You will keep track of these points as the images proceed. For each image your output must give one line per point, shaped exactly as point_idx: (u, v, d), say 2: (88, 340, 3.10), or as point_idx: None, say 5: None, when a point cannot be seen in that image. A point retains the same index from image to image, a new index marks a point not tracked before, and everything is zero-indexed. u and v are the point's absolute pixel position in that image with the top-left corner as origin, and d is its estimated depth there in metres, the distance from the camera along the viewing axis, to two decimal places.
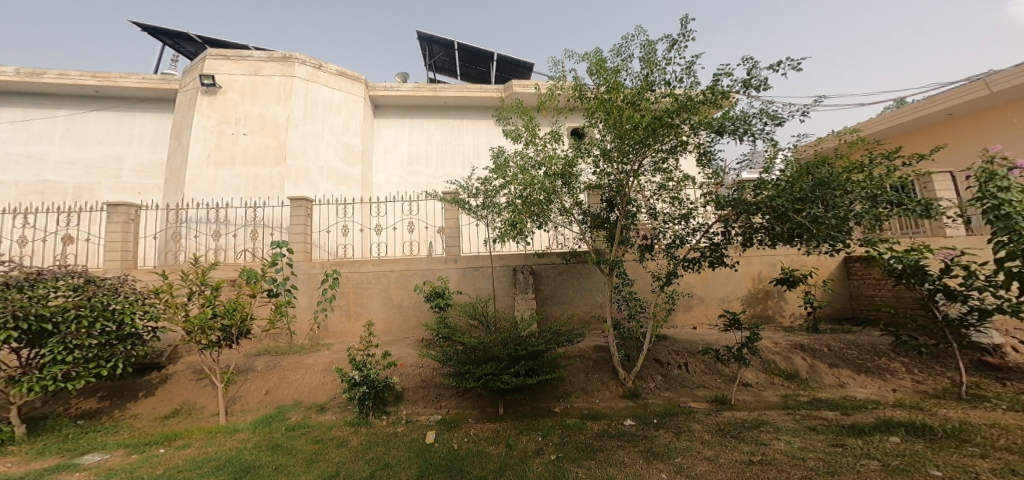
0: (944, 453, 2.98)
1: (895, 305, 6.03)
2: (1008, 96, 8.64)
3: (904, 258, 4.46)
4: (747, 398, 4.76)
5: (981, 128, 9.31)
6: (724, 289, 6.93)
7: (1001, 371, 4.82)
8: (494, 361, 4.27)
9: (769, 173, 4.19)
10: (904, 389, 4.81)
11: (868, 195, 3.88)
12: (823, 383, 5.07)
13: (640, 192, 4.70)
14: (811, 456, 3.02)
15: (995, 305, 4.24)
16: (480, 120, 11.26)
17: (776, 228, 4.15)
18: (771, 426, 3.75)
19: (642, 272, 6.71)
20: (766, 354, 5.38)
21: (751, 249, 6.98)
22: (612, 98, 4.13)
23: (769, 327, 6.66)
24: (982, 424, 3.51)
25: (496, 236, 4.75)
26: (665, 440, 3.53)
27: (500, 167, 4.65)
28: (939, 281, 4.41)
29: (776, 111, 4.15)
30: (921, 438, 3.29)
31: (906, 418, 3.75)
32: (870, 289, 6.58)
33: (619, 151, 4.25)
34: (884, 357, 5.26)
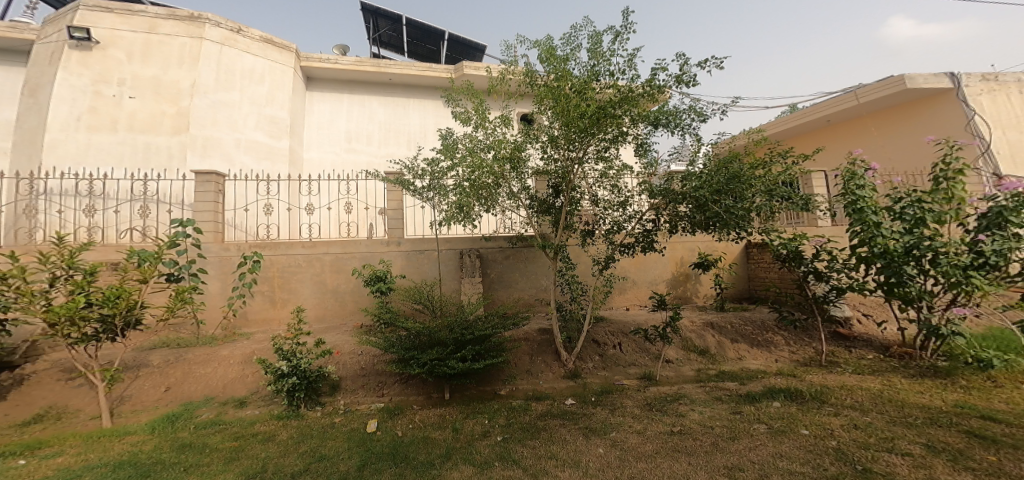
0: (810, 413, 3.56)
1: (780, 286, 7.02)
2: (870, 108, 10.26)
3: (788, 245, 5.17)
4: (669, 374, 5.26)
5: (849, 135, 11.00)
6: (653, 273, 7.50)
7: (848, 339, 5.85)
8: (439, 346, 4.21)
9: (694, 166, 4.58)
10: (783, 359, 5.66)
11: (765, 190, 4.41)
12: (726, 356, 5.76)
13: (584, 179, 4.85)
14: (718, 424, 3.43)
15: (849, 284, 5.09)
16: (428, 100, 10.74)
17: (696, 217, 4.58)
18: (687, 398, 4.19)
19: (583, 257, 7.04)
20: (685, 332, 5.96)
21: (676, 236, 7.61)
22: (560, 86, 4.21)
23: (688, 307, 7.39)
24: (834, 386, 4.25)
25: (441, 220, 4.64)
26: (601, 417, 3.78)
27: (448, 148, 4.51)
28: (811, 265, 5.20)
29: (702, 108, 4.50)
30: (796, 402, 3.89)
31: (785, 384, 4.43)
32: (763, 271, 7.52)
33: (565, 139, 4.36)
34: (769, 331, 6.10)
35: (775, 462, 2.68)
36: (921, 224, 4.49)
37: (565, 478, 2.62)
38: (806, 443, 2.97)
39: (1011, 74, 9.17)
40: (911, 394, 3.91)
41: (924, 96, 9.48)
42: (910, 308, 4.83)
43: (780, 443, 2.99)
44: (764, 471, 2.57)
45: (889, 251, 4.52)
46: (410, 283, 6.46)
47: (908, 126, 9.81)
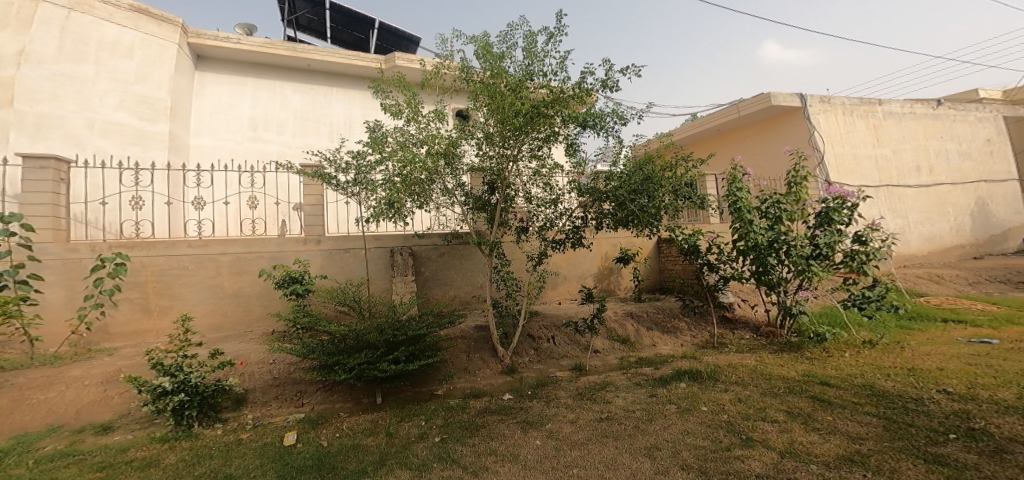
0: (708, 391, 4.03)
1: (683, 276, 7.83)
2: (747, 122, 11.87)
3: (688, 240, 5.81)
4: (597, 363, 5.57)
5: (734, 143, 12.64)
6: (582, 268, 7.88)
7: (732, 322, 6.72)
8: (369, 349, 3.99)
9: (616, 166, 4.84)
10: (687, 343, 6.33)
11: (671, 190, 4.90)
12: (643, 343, 6.27)
13: (520, 176, 4.90)
14: (638, 408, 3.72)
15: (731, 274, 5.86)
16: (354, 90, 10.08)
17: (618, 214, 4.92)
18: (611, 385, 4.47)
19: (518, 253, 7.15)
20: (609, 323, 6.36)
21: (602, 232, 8.08)
22: (495, 83, 4.23)
23: (612, 299, 7.90)
24: (725, 365, 4.87)
25: (369, 216, 4.35)
26: (537, 409, 3.87)
27: (376, 141, 4.29)
28: (705, 257, 5.89)
29: (623, 112, 4.81)
30: (697, 381, 4.37)
31: (689, 366, 4.95)
32: (671, 264, 8.32)
33: (500, 136, 4.38)
34: (676, 318, 6.78)
35: (685, 439, 2.98)
36: (778, 221, 5.33)
37: (505, 472, 2.65)
38: (706, 419, 3.35)
39: (837, 98, 11.09)
40: (776, 368, 4.62)
41: (783, 114, 11.13)
42: (775, 293, 5.69)
43: (687, 420, 3.34)
44: (676, 449, 2.84)
45: (758, 244, 5.31)
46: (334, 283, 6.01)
47: (773, 138, 11.46)
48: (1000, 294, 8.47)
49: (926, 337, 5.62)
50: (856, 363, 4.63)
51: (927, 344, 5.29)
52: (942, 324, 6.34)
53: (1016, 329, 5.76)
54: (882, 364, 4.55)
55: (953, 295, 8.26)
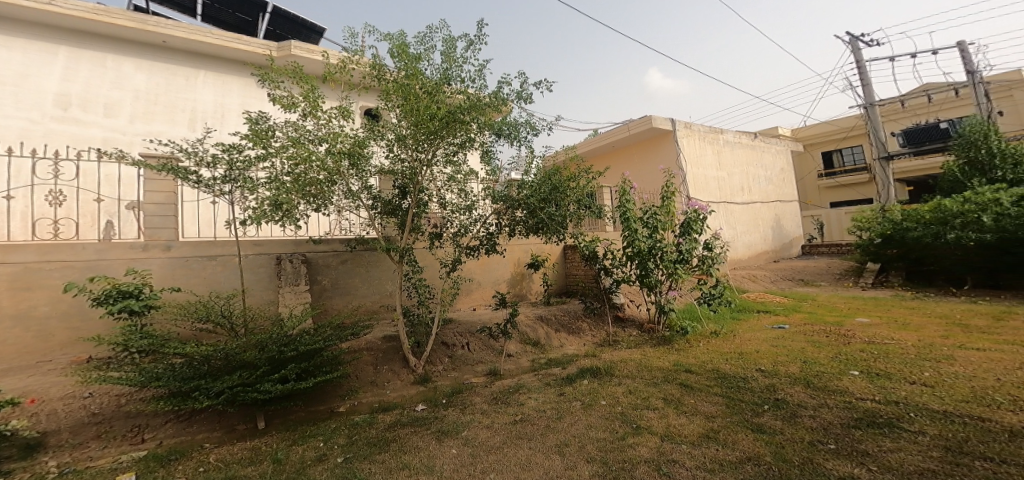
0: (606, 386, 4.37)
1: (585, 280, 8.40)
2: (635, 140, 13.28)
3: (587, 246, 6.27)
4: (510, 366, 5.65)
5: (625, 159, 14.04)
6: (496, 273, 7.98)
7: (624, 321, 7.39)
8: (248, 369, 3.51)
9: (528, 175, 5.07)
10: (589, 342, 6.78)
11: (576, 200, 5.25)
12: (552, 345, 6.56)
13: (436, 181, 4.79)
14: (549, 407, 3.86)
15: (622, 277, 6.48)
16: (229, 75, 8.94)
17: (529, 222, 5.10)
18: (523, 388, 4.57)
19: (430, 259, 6.96)
20: (521, 326, 6.54)
21: (515, 238, 8.29)
22: (411, 84, 4.13)
23: (524, 304, 8.13)
24: (620, 360, 5.33)
25: (249, 216, 3.82)
26: (453, 417, 3.79)
27: (260, 134, 3.77)
28: (602, 262, 6.42)
29: (535, 124, 5.05)
30: (597, 377, 4.71)
31: (593, 363, 5.30)
32: (575, 270, 8.86)
33: (414, 139, 4.26)
34: (579, 319, 7.24)
35: (590, 433, 3.18)
36: (657, 230, 6.12)
37: None
38: (607, 411, 3.63)
39: (698, 125, 13.06)
40: (655, 360, 5.19)
41: (660, 137, 12.72)
42: (653, 293, 6.42)
43: (590, 415, 3.58)
44: (583, 443, 3.02)
45: (640, 250, 6.03)
46: (191, 296, 5.15)
47: (653, 155, 12.96)
48: (800, 289, 10.77)
49: (746, 325, 6.90)
50: (707, 351, 5.43)
51: (748, 331, 6.48)
52: (756, 314, 7.83)
53: (798, 316, 7.44)
54: (724, 350, 5.42)
55: (767, 291, 10.28)
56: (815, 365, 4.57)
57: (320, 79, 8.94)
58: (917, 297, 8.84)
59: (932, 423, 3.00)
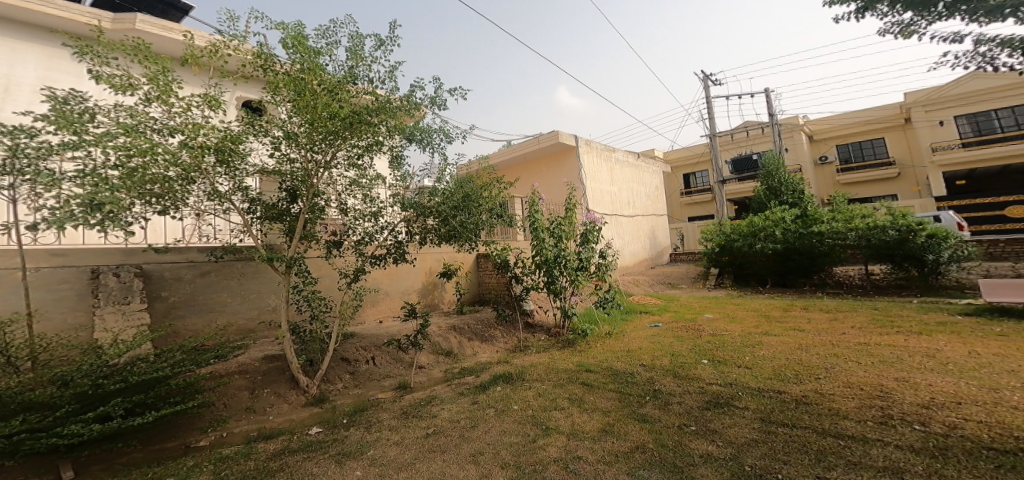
0: (519, 391, 4.47)
1: (497, 288, 8.56)
2: (545, 153, 13.90)
3: (499, 255, 6.37)
4: (421, 378, 5.44)
5: (536, 171, 14.61)
6: (405, 283, 7.69)
7: (533, 327, 7.67)
8: (40, 412, 2.82)
9: (441, 182, 5.06)
10: (502, 349, 6.86)
11: (488, 210, 5.31)
12: (465, 353, 6.50)
13: (333, 185, 4.50)
14: (463, 416, 3.82)
15: (531, 284, 6.71)
16: (21, 44, 6.59)
17: (441, 230, 4.99)
18: (437, 399, 4.46)
19: (327, 269, 6.43)
20: (433, 337, 6.38)
21: (426, 247, 8.10)
22: (306, 79, 3.85)
23: (436, 313, 7.95)
24: (531, 365, 5.49)
25: (44, 219, 2.84)
26: (355, 437, 3.52)
27: (66, 116, 3.07)
28: (513, 271, 6.56)
29: (449, 131, 5.02)
30: (510, 383, 4.79)
31: (506, 370, 5.38)
32: (488, 278, 8.97)
33: (307, 138, 3.94)
34: (491, 327, 7.32)
35: (502, 439, 3.20)
36: (561, 239, 6.50)
37: None
38: (520, 416, 3.70)
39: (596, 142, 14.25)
40: (561, 362, 5.48)
41: (567, 151, 13.52)
42: (559, 298, 6.78)
43: (503, 421, 3.62)
44: (496, 449, 3.03)
45: (548, 258, 6.34)
46: None
47: (559, 169, 13.79)
48: (670, 291, 12.39)
49: (630, 325, 7.67)
50: (603, 351, 5.90)
51: (633, 330, 7.21)
52: (638, 314, 8.77)
53: (667, 314, 8.56)
54: (616, 349, 5.95)
55: (644, 294, 11.61)
56: (679, 357, 5.26)
57: (177, 63, 7.68)
58: (759, 295, 10.73)
59: (750, 400, 3.68)
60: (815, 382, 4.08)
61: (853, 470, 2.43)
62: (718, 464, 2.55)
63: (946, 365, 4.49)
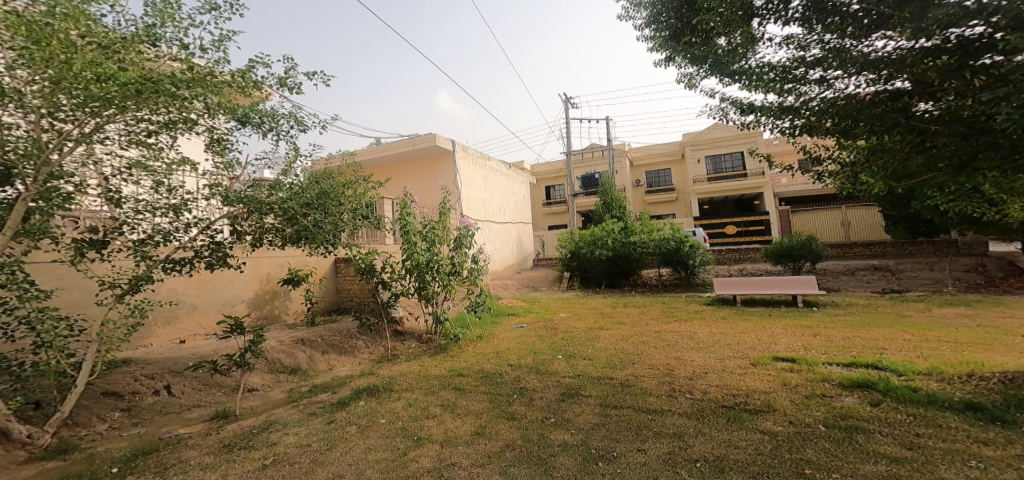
0: (386, 402, 4.22)
1: (360, 295, 7.95)
2: (418, 155, 13.52)
3: (365, 259, 5.91)
4: (253, 403, 4.58)
5: (406, 173, 14.12)
6: (225, 293, 6.50)
7: (402, 335, 7.34)
8: None
9: (287, 176, 4.40)
10: (364, 360, 6.34)
11: (352, 210, 4.89)
12: (318, 369, 5.80)
13: (87, 164, 3.52)
14: (315, 439, 3.40)
15: (400, 291, 6.40)
16: None
17: (285, 230, 4.33)
18: (279, 423, 3.87)
19: (72, 277, 5.17)
20: (271, 354, 5.53)
21: (261, 249, 7.02)
22: (53, 24, 2.87)
23: (275, 326, 6.95)
24: (398, 374, 5.25)
25: None
26: None
27: None
28: (379, 276, 6.13)
29: (303, 119, 4.47)
30: (375, 396, 4.47)
31: (367, 383, 4.99)
32: (348, 284, 8.25)
33: (50, 102, 2.91)
34: (353, 338, 6.76)
35: (367, 457, 2.97)
36: (434, 244, 6.40)
37: None
38: (386, 430, 3.48)
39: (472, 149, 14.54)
40: (431, 369, 5.38)
41: (439, 154, 13.43)
42: (430, 304, 6.66)
43: (368, 437, 3.36)
44: (359, 469, 2.78)
45: (419, 263, 6.16)
46: None
47: (433, 173, 13.61)
48: (532, 294, 13.42)
49: (500, 327, 8.02)
50: (473, 354, 6.00)
51: (502, 332, 7.54)
52: (507, 316, 9.23)
53: (531, 315, 9.23)
54: (486, 351, 6.14)
55: (512, 297, 12.31)
56: (539, 354, 5.73)
57: None
58: (603, 295, 12.45)
59: (594, 386, 4.25)
60: (634, 366, 4.94)
61: (659, 439, 2.98)
62: (573, 452, 2.82)
63: (726, 343, 5.97)
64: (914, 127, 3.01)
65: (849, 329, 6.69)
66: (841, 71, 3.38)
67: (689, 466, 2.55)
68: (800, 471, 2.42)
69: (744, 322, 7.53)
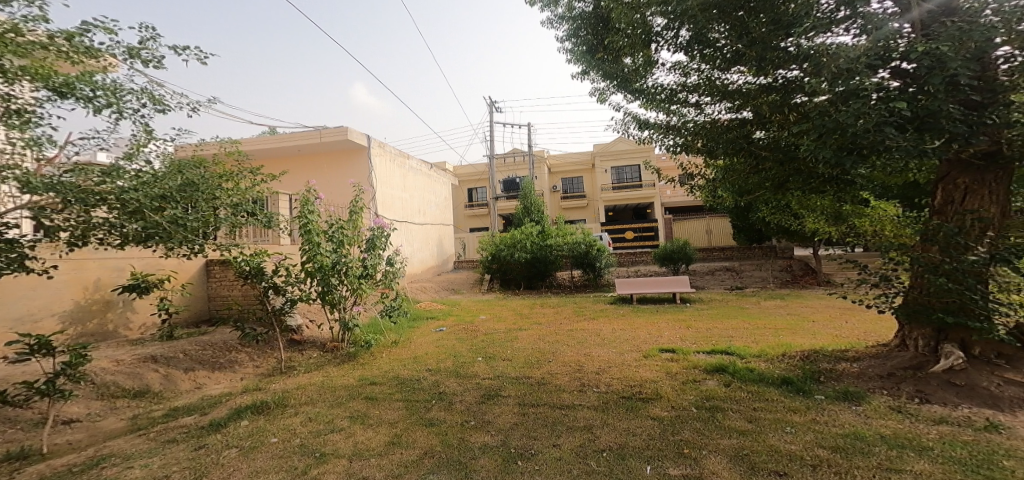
0: (277, 420, 3.73)
1: (242, 302, 6.99)
2: (326, 148, 12.38)
3: (251, 261, 5.23)
4: (75, 437, 3.52)
5: (306, 167, 12.86)
6: (21, 306, 5.14)
7: (300, 344, 6.63)
8: None
9: (133, 161, 3.53)
10: (248, 374, 5.53)
11: (232, 204, 4.29)
12: (179, 389, 4.88)
13: None
14: (176, 469, 2.83)
15: (298, 295, 5.69)
16: None
17: (126, 229, 3.24)
18: (117, 457, 3.05)
19: None
20: (103, 376, 4.49)
21: (86, 250, 5.81)
22: None
23: (108, 344, 5.77)
24: (291, 388, 4.70)
25: None
26: None
27: None
28: (271, 279, 5.41)
29: (161, 97, 3.74)
30: (263, 414, 3.92)
31: (250, 400, 4.36)
32: (225, 290, 7.29)
33: None
34: (233, 351, 5.93)
35: None
36: (342, 245, 5.91)
37: None
38: (276, 449, 3.07)
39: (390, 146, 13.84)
40: (338, 379, 4.94)
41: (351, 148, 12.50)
42: (336, 310, 6.10)
43: (254, 460, 2.91)
44: None
45: (323, 265, 5.60)
46: None
47: (344, 168, 12.60)
48: (454, 297, 13.17)
49: (419, 332, 7.72)
50: (388, 361, 5.66)
51: (419, 336, 7.27)
52: (427, 320, 8.90)
53: (452, 318, 9.03)
54: (402, 357, 5.83)
55: (432, 300, 11.94)
56: (459, 357, 5.63)
57: None
58: (522, 296, 12.70)
59: (513, 386, 4.30)
60: (552, 364, 5.12)
61: (572, 433, 3.10)
62: (494, 452, 2.80)
63: (627, 338, 6.51)
64: (752, 151, 3.93)
65: (723, 320, 7.76)
66: (709, 99, 4.13)
67: (597, 456, 2.68)
68: (681, 451, 2.68)
69: (641, 319, 8.32)
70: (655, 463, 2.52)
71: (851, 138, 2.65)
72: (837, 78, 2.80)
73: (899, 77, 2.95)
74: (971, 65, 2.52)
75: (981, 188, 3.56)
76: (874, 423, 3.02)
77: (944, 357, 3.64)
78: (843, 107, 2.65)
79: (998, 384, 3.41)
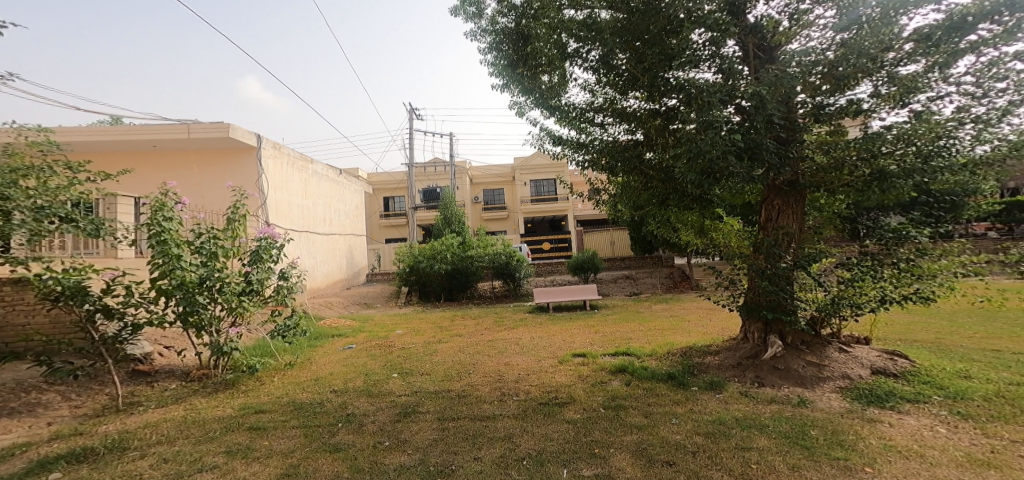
0: (109, 468, 2.93)
1: (51, 332, 5.69)
2: (193, 145, 10.86)
3: (65, 279, 4.09)
4: None
5: (163, 165, 11.15)
6: None
7: (150, 375, 5.57)
8: None
9: None
10: (59, 418, 4.23)
11: (30, 207, 3.57)
12: None
13: None
14: None
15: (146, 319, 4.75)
16: None
17: None
18: None
19: None
20: None
21: None
22: None
23: None
24: (138, 428, 3.87)
25: None
26: None
27: None
28: (100, 300, 4.39)
29: None
30: (89, 462, 3.06)
31: (64, 448, 3.35)
32: (20, 317, 5.73)
33: None
34: (33, 393, 4.64)
35: None
36: (213, 258, 5.17)
37: None
38: None
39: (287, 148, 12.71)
40: (209, 411, 4.29)
41: (232, 148, 11.15)
42: (207, 334, 5.25)
43: None
44: None
45: (185, 282, 4.79)
46: None
47: (222, 169, 11.17)
48: (364, 311, 12.39)
49: (323, 351, 7.11)
50: (281, 385, 5.11)
51: (324, 356, 6.69)
52: (331, 339, 8.18)
53: (363, 335, 8.44)
54: (300, 380, 5.30)
55: (338, 316, 11.04)
56: (371, 375, 5.30)
57: None
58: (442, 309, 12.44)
59: (431, 401, 4.17)
60: (470, 376, 5.07)
61: (493, 444, 3.10)
62: (410, 473, 2.66)
63: (544, 345, 6.73)
64: (645, 171, 4.54)
65: (623, 325, 8.43)
66: (613, 121, 4.60)
67: (519, 465, 2.72)
68: (592, 451, 2.85)
69: (552, 327, 8.60)
70: (570, 466, 2.64)
71: (708, 163, 3.13)
72: (701, 108, 3.27)
73: (740, 114, 3.42)
74: (780, 108, 3.13)
75: (787, 209, 4.35)
76: (732, 407, 3.53)
77: (770, 346, 4.41)
78: (702, 136, 3.12)
79: (805, 366, 4.19)
